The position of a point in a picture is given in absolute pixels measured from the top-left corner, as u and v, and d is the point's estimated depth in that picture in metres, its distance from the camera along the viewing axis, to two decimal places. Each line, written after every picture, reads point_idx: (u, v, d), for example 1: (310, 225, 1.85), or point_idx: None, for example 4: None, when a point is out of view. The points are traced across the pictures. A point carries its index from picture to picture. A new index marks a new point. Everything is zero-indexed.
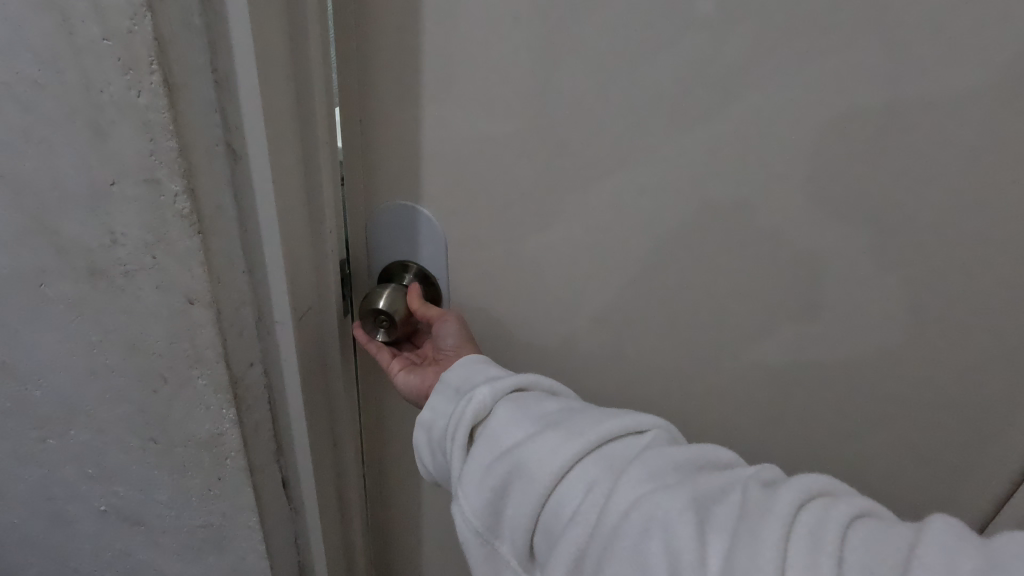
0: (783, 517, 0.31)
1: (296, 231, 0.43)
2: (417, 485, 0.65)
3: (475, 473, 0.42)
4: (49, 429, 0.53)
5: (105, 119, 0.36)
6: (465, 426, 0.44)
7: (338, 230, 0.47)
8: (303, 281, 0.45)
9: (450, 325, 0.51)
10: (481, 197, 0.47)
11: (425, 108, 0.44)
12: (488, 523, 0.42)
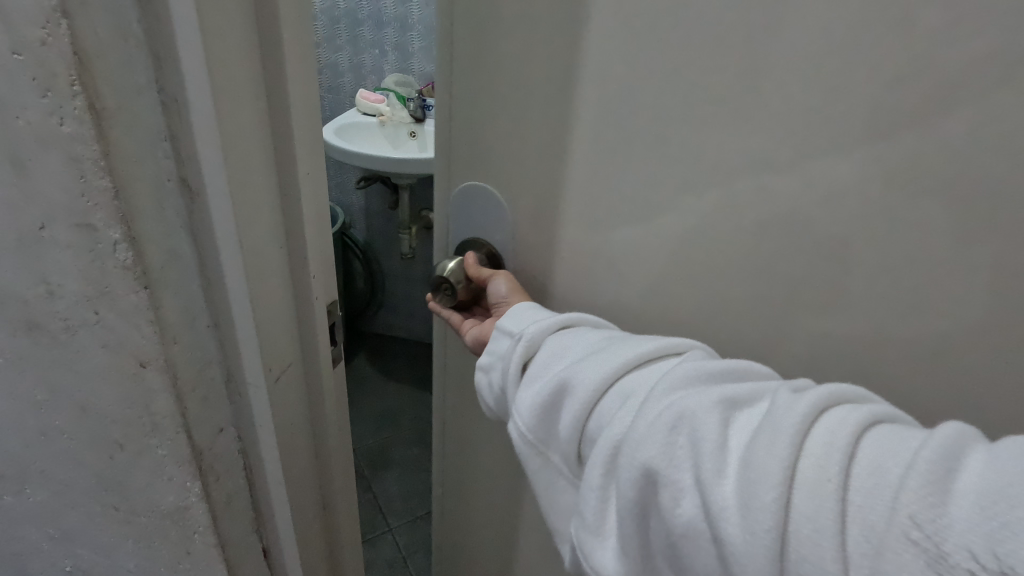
0: (808, 413, 0.30)
1: (269, 275, 0.36)
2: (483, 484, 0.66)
3: (521, 395, 0.44)
4: (3, 485, 0.47)
5: (25, 153, 0.31)
6: (518, 357, 0.45)
7: (327, 275, 0.40)
8: (279, 337, 0.38)
9: (499, 281, 0.50)
10: (528, 191, 0.48)
11: (475, 105, 0.46)
12: (537, 438, 0.43)
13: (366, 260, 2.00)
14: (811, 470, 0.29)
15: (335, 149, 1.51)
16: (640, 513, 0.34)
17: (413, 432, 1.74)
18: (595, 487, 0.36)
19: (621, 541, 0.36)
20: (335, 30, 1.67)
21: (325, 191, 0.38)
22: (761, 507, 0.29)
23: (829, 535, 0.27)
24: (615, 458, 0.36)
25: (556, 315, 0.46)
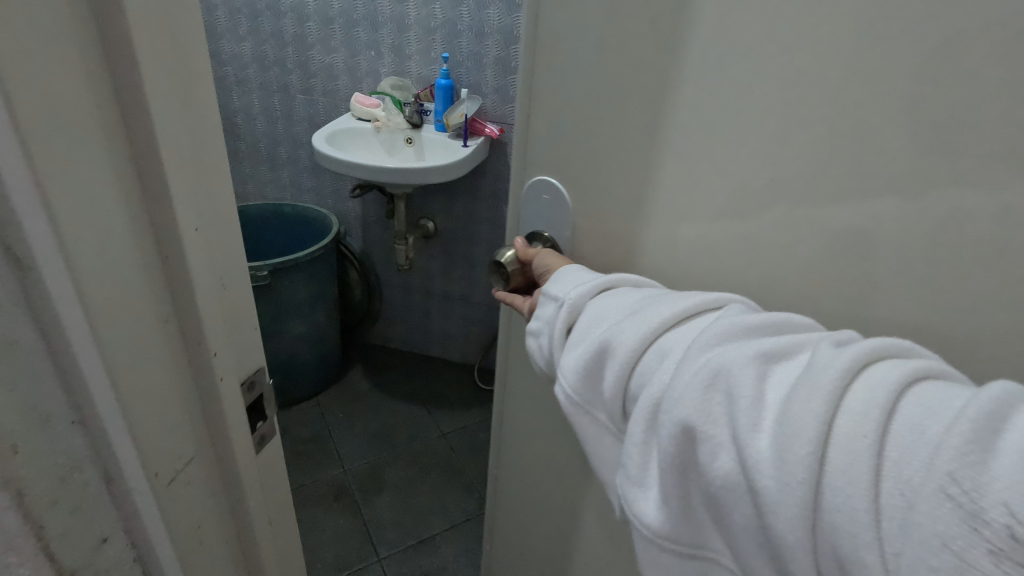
0: (844, 368, 0.31)
1: (151, 358, 0.34)
2: (534, 439, 0.69)
3: (568, 355, 0.46)
4: None
5: None
6: (560, 323, 0.47)
7: (228, 353, 0.39)
8: (168, 426, 0.36)
9: (542, 255, 0.53)
10: (572, 160, 0.49)
11: (540, 73, 0.48)
12: (586, 396, 0.45)
13: (363, 270, 1.94)
14: (850, 425, 0.29)
15: (326, 157, 1.44)
16: (681, 466, 0.36)
17: (408, 452, 1.66)
18: (637, 441, 0.39)
19: (663, 493, 0.38)
20: (329, 32, 1.59)
21: (217, 246, 0.37)
22: (795, 461, 0.30)
23: (864, 484, 0.28)
24: (656, 414, 0.38)
25: (596, 279, 0.47)
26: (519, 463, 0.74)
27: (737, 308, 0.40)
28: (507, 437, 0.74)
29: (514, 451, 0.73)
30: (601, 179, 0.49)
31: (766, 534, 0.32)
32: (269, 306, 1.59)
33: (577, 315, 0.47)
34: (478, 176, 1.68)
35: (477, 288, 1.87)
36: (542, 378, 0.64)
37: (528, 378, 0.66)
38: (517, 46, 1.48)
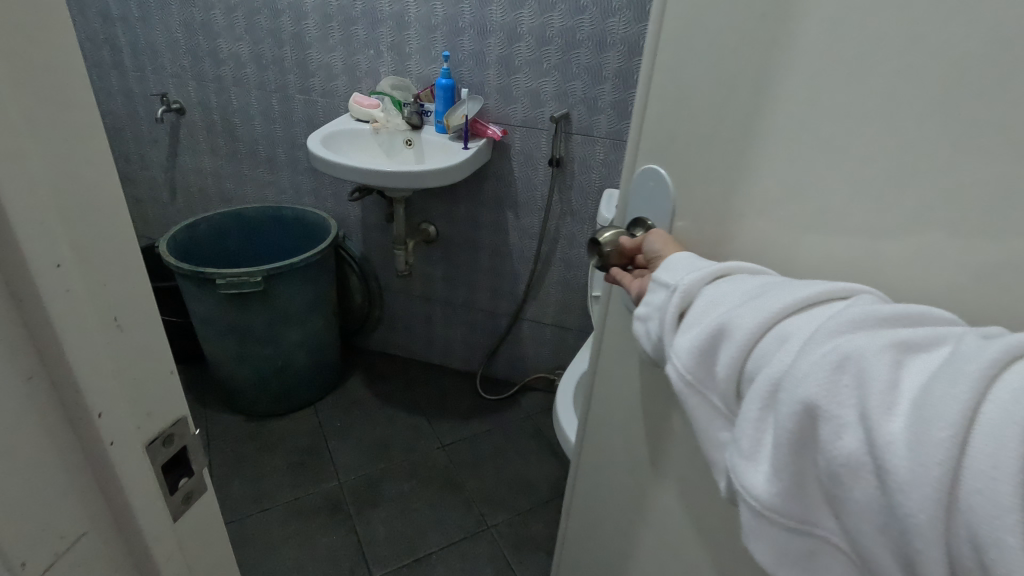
0: (1005, 354, 0.26)
1: (7, 427, 0.27)
2: (609, 446, 0.66)
3: (676, 335, 0.41)
4: None
5: None
6: (672, 311, 0.41)
7: (123, 412, 0.32)
8: (45, 502, 0.30)
9: (654, 235, 0.49)
10: (687, 130, 0.45)
11: (669, 29, 0.44)
12: (697, 377, 0.39)
13: (363, 274, 1.89)
14: (998, 412, 0.26)
15: (320, 159, 1.38)
16: (800, 450, 0.32)
17: (406, 465, 1.60)
18: (751, 422, 0.35)
19: (772, 477, 0.34)
20: (327, 30, 1.54)
21: (102, 290, 0.30)
22: (932, 442, 0.27)
23: (1011, 471, 0.25)
24: (775, 395, 0.34)
25: (717, 266, 0.41)
26: (594, 476, 0.71)
27: (877, 298, 0.34)
28: (586, 447, 0.71)
29: (591, 463, 0.71)
30: (704, 153, 0.44)
31: (893, 522, 0.28)
32: (264, 312, 1.54)
33: (691, 300, 0.41)
34: (481, 179, 1.62)
35: (479, 295, 1.81)
36: (626, 376, 0.60)
37: (611, 377, 0.63)
38: (520, 43, 1.41)
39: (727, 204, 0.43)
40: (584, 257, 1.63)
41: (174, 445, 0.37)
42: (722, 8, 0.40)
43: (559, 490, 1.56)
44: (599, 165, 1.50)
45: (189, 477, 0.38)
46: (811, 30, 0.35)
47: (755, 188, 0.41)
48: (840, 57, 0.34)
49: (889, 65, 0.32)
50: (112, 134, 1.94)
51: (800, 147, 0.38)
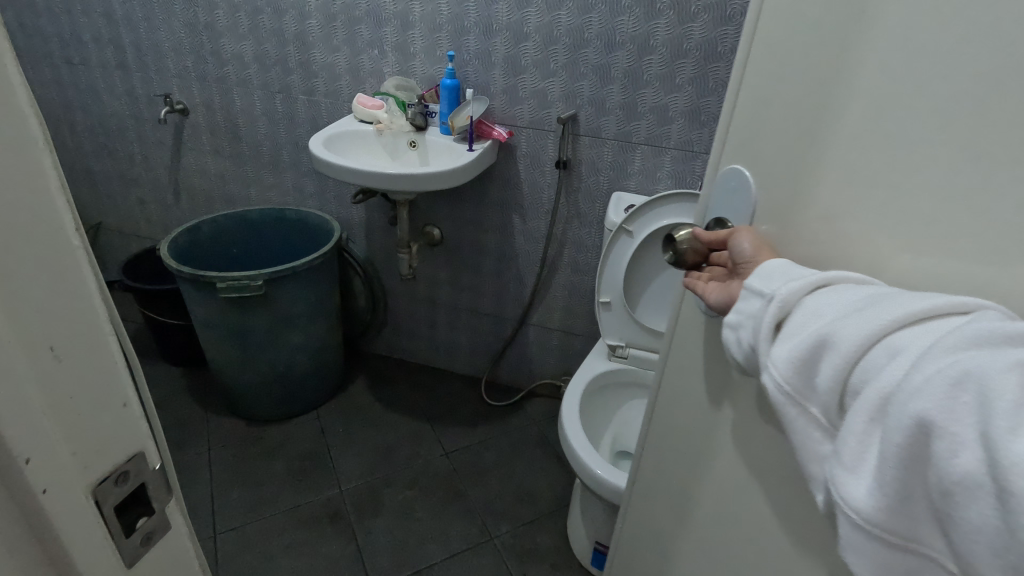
0: None
1: None
2: (680, 448, 0.63)
3: (773, 345, 0.41)
4: None
5: None
6: (770, 320, 0.42)
7: (55, 452, 0.27)
8: None
9: (739, 236, 0.50)
10: (772, 148, 0.47)
11: (755, 50, 0.46)
12: (796, 389, 0.40)
13: (367, 277, 1.87)
14: None
15: (322, 160, 1.35)
16: (912, 467, 0.32)
17: (408, 472, 1.57)
18: (856, 434, 0.35)
19: (880, 491, 0.34)
20: (331, 29, 1.52)
21: (23, 313, 0.25)
22: None
23: None
24: (884, 408, 0.34)
25: (817, 277, 0.41)
26: (655, 489, 0.69)
27: (1000, 315, 0.33)
28: (646, 459, 0.69)
29: (652, 475, 0.69)
30: (792, 169, 0.46)
31: (1013, 545, 0.28)
32: (266, 317, 1.52)
33: (789, 311, 0.42)
34: (486, 181, 1.59)
35: (484, 299, 1.78)
36: (694, 384, 0.60)
37: (683, 383, 0.61)
38: (527, 43, 1.38)
39: (816, 219, 0.45)
40: (592, 262, 1.60)
41: (130, 483, 0.32)
42: (809, 32, 0.42)
43: (564, 499, 1.53)
44: (607, 167, 1.46)
45: (146, 518, 0.33)
46: (906, 56, 0.37)
47: (842, 201, 0.43)
48: (928, 78, 0.36)
49: (978, 85, 0.34)
50: (116, 135, 1.93)
51: (890, 166, 0.39)
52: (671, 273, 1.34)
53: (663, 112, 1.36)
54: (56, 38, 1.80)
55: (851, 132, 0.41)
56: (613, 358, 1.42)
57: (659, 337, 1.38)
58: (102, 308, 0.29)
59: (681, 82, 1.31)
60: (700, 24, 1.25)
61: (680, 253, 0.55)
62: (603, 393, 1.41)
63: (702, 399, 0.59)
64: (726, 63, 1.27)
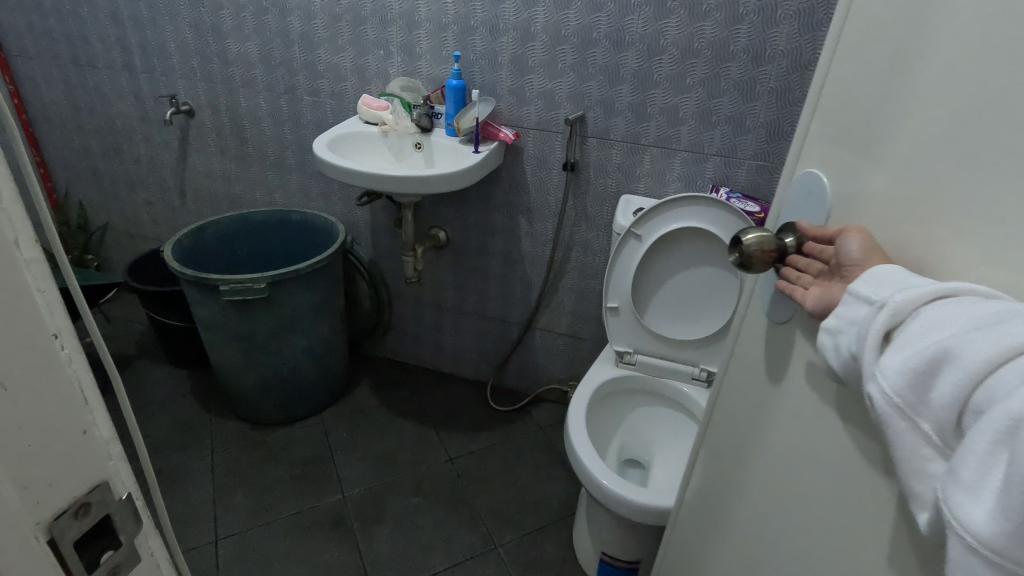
0: None
1: None
2: (734, 432, 0.64)
3: (885, 356, 0.38)
4: None
5: None
6: (878, 330, 0.39)
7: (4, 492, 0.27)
8: None
9: (848, 235, 0.45)
10: (852, 150, 0.46)
11: (840, 55, 0.46)
12: (908, 403, 0.37)
13: (372, 280, 1.85)
14: None
15: (325, 162, 1.34)
16: None
17: (411, 479, 1.55)
18: (982, 454, 0.32)
19: (1004, 518, 0.31)
20: (336, 30, 1.50)
21: None
22: None
23: None
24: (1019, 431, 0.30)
25: (937, 287, 0.37)
26: (712, 469, 0.70)
27: None
28: (708, 437, 0.70)
29: (711, 454, 0.70)
30: (874, 170, 0.44)
31: None
32: (269, 319, 1.50)
33: (902, 320, 0.39)
34: (493, 183, 1.56)
35: (491, 303, 1.75)
36: (765, 385, 0.58)
37: (747, 375, 0.61)
38: (534, 43, 1.36)
39: (896, 222, 0.42)
40: (599, 265, 1.57)
41: (92, 515, 0.31)
42: (892, 32, 0.41)
43: (570, 508, 1.50)
44: (615, 170, 1.43)
45: (112, 549, 0.33)
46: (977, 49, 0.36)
47: (921, 203, 0.40)
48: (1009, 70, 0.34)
49: None
50: (122, 136, 1.93)
51: (963, 163, 0.37)
52: (681, 277, 1.30)
53: (674, 113, 1.33)
54: (64, 39, 1.80)
55: (928, 130, 0.39)
56: (620, 365, 1.39)
57: (668, 343, 1.35)
58: (63, 338, 0.28)
59: (692, 83, 1.28)
60: (711, 23, 1.22)
61: (750, 257, 0.49)
62: (610, 400, 1.38)
63: (763, 385, 0.58)
64: (738, 62, 1.24)
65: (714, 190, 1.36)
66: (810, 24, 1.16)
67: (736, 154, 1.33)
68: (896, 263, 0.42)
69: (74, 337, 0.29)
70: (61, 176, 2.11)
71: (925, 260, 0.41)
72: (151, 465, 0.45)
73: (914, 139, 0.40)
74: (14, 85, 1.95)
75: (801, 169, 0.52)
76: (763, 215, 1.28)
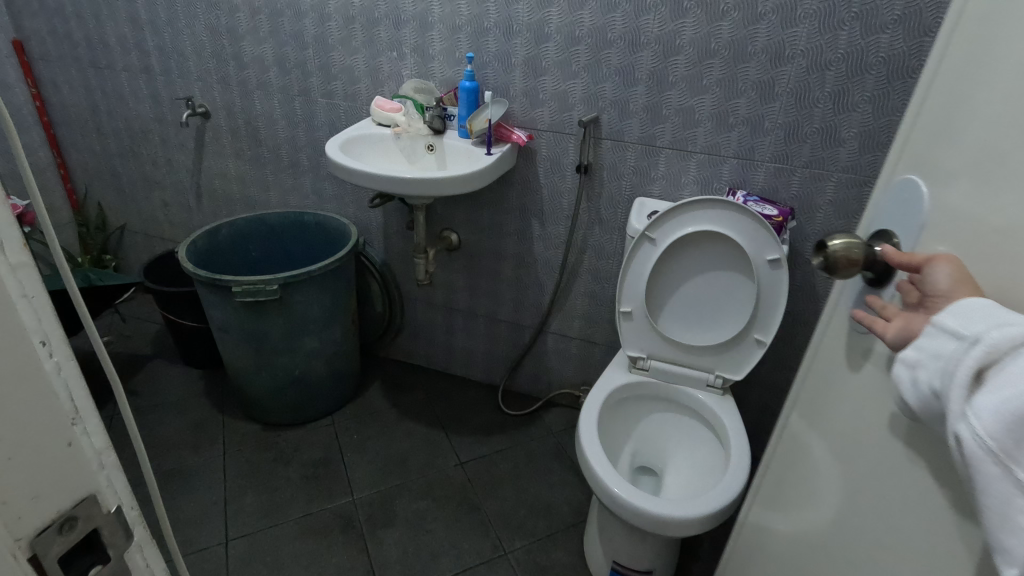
0: None
1: None
2: (806, 426, 0.59)
3: (980, 402, 0.34)
4: None
5: None
6: (968, 367, 0.35)
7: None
8: None
9: (942, 265, 0.40)
10: (942, 163, 0.43)
11: (939, 69, 0.44)
12: (1001, 452, 0.32)
13: (384, 282, 1.85)
14: None
15: (337, 164, 1.33)
16: None
17: (421, 482, 1.54)
18: None
19: None
20: (350, 32, 1.50)
21: None
22: None
23: None
24: None
25: None
26: (778, 487, 0.64)
27: None
28: (778, 451, 0.65)
29: (779, 470, 0.64)
30: (960, 180, 0.40)
31: None
32: (281, 320, 1.50)
33: (999, 358, 0.34)
34: (506, 185, 1.55)
35: (503, 306, 1.74)
36: (841, 390, 0.53)
37: (826, 375, 0.56)
38: (548, 44, 1.34)
39: (980, 237, 0.38)
40: (613, 269, 1.55)
41: (78, 530, 0.31)
42: (982, 39, 0.39)
43: (581, 515, 1.48)
44: (630, 172, 1.41)
45: (99, 563, 0.32)
46: None
47: (1004, 214, 0.36)
48: None
49: None
50: (140, 138, 1.96)
51: None
52: (696, 282, 1.28)
53: (689, 115, 1.30)
54: (84, 43, 1.83)
55: (1010, 133, 0.36)
56: (634, 370, 1.36)
57: (682, 349, 1.32)
58: (48, 347, 0.28)
59: (708, 84, 1.26)
60: (729, 23, 1.19)
61: (833, 262, 0.46)
62: (623, 406, 1.36)
63: (844, 376, 0.53)
64: (756, 63, 1.21)
65: (731, 193, 1.33)
66: (831, 23, 1.13)
67: (754, 156, 1.30)
68: (989, 294, 0.38)
69: (63, 346, 0.29)
70: (81, 177, 2.15)
71: (1015, 283, 0.36)
72: (151, 475, 0.44)
73: (999, 144, 0.37)
74: (36, 88, 1.99)
75: (899, 176, 0.49)
76: (781, 218, 1.25)
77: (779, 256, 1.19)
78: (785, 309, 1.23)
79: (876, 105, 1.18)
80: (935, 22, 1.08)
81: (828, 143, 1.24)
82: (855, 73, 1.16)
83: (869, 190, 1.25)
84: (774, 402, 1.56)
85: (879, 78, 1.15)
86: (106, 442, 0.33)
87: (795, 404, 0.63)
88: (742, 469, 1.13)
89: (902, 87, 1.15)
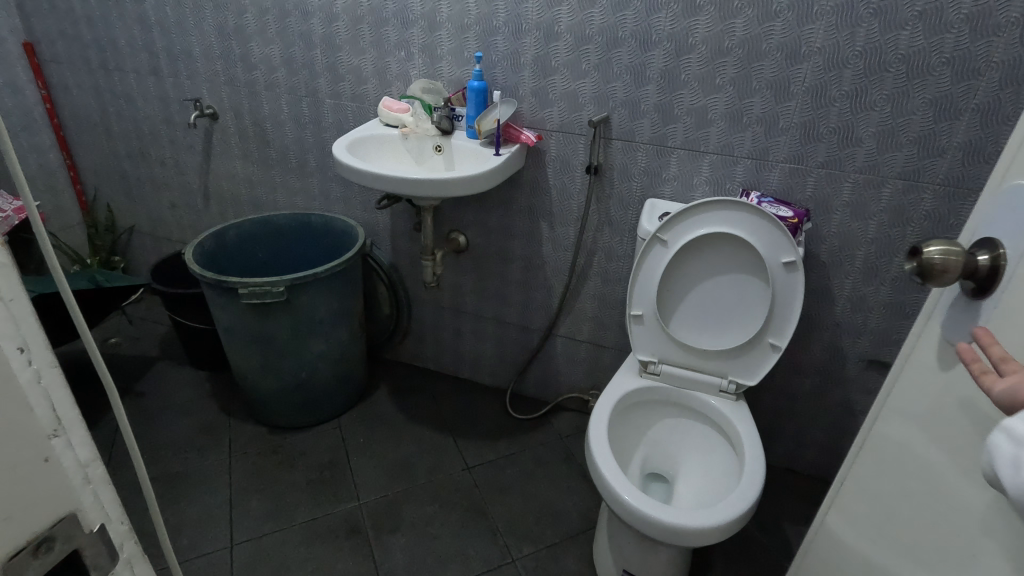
0: None
1: None
2: (907, 428, 0.52)
3: None
4: None
5: None
6: None
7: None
8: None
9: None
10: None
11: None
12: None
13: (391, 284, 1.83)
14: None
15: (344, 164, 1.32)
16: None
17: (428, 487, 1.52)
18: None
19: None
20: (358, 32, 1.49)
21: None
22: None
23: None
24: None
25: None
26: (866, 497, 0.56)
27: None
28: (863, 457, 0.57)
29: (865, 479, 0.56)
30: None
31: None
32: (287, 323, 1.49)
33: None
34: (514, 187, 1.53)
35: (511, 309, 1.72)
36: (954, 391, 0.47)
37: (929, 378, 0.50)
38: (558, 43, 1.32)
39: None
40: (623, 272, 1.52)
41: (59, 551, 0.30)
42: None
43: (590, 521, 1.45)
44: (641, 173, 1.39)
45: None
46: None
47: None
48: None
49: None
50: (148, 140, 1.96)
51: None
52: (709, 285, 1.25)
53: (702, 114, 1.28)
54: (93, 44, 1.84)
55: None
56: (645, 375, 1.33)
57: (695, 353, 1.29)
58: (31, 357, 0.28)
59: (722, 82, 1.23)
60: (743, 20, 1.17)
61: (928, 268, 0.44)
62: (633, 411, 1.33)
63: (957, 371, 0.47)
64: (771, 61, 1.18)
65: (744, 195, 1.30)
66: (849, 20, 1.11)
67: (768, 156, 1.27)
68: None
69: (46, 354, 0.29)
70: (90, 179, 2.15)
71: None
72: (152, 497, 0.43)
73: None
74: (46, 89, 2.00)
75: (1008, 183, 0.44)
76: (796, 220, 1.22)
77: (794, 259, 1.16)
78: (800, 313, 1.20)
79: (896, 104, 1.15)
80: (957, 18, 1.05)
81: (845, 143, 1.21)
82: (873, 71, 1.13)
83: (888, 191, 1.22)
84: (788, 408, 1.53)
85: (899, 76, 1.12)
86: (94, 456, 0.32)
87: (886, 402, 0.55)
88: (756, 477, 1.10)
89: (922, 85, 1.12)
